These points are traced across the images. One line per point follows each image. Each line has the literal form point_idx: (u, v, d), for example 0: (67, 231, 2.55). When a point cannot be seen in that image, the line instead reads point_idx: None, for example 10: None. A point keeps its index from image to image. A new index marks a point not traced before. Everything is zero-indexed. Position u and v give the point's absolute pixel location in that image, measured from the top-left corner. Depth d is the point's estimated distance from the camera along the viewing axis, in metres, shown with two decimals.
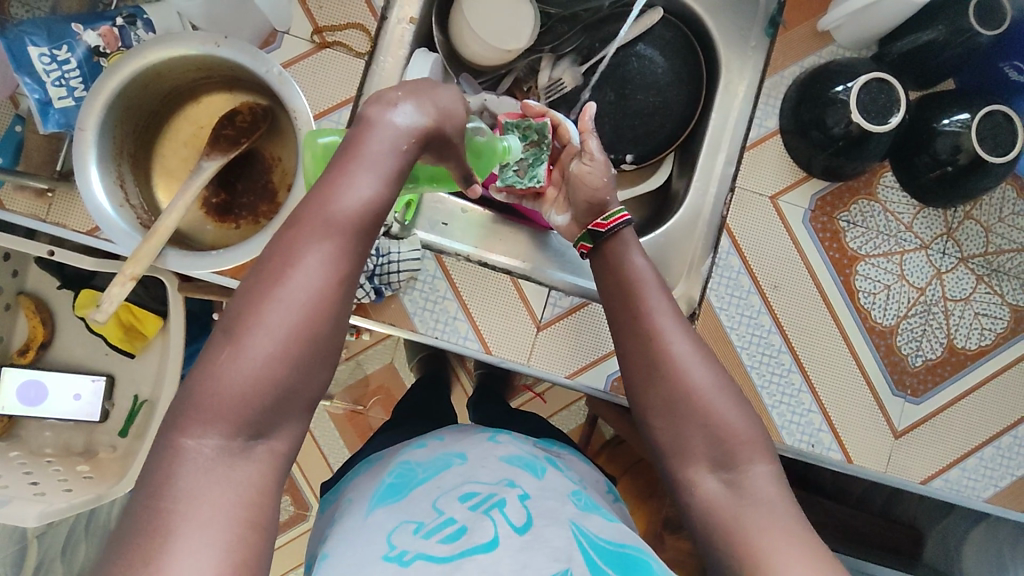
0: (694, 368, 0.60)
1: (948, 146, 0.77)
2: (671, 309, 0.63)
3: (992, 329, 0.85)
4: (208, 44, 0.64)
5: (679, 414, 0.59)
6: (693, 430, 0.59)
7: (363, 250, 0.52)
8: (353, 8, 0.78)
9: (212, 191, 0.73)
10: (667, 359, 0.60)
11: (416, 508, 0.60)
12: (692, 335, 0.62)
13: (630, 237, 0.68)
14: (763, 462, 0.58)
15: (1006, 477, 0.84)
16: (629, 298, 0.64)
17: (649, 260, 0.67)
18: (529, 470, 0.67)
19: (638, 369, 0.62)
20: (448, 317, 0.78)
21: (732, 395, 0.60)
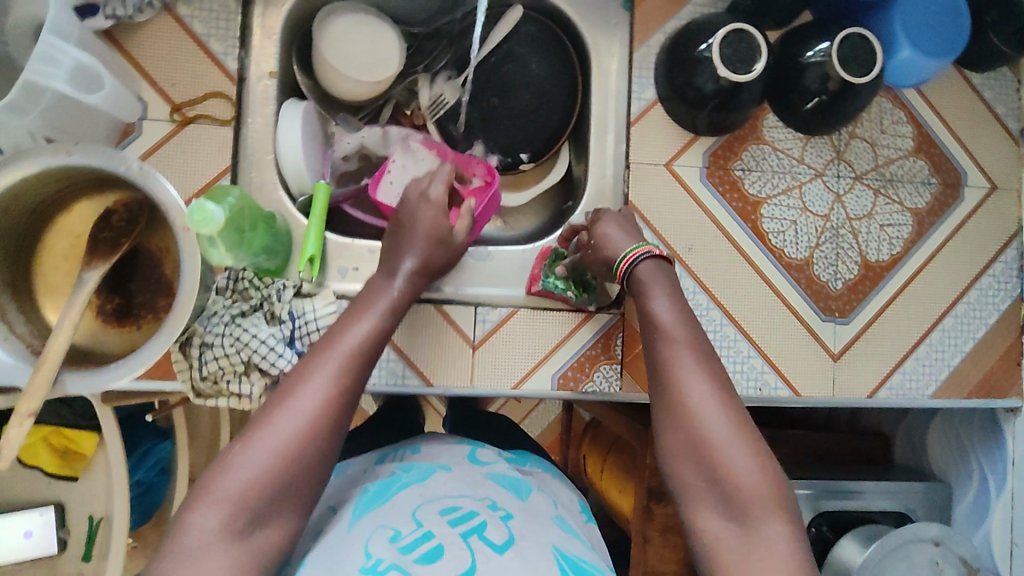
0: (715, 421, 0.59)
1: (817, 77, 0.79)
2: (696, 350, 0.63)
3: (899, 236, 0.88)
4: (58, 154, 0.61)
5: (696, 460, 0.59)
6: (705, 482, 0.58)
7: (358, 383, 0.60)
8: (208, 78, 0.76)
9: (105, 298, 0.72)
10: (688, 406, 0.60)
11: (396, 514, 0.60)
12: (718, 384, 0.61)
13: (652, 266, 0.70)
14: (775, 515, 0.56)
15: (943, 370, 0.89)
16: (655, 343, 0.65)
17: (672, 300, 0.67)
18: (512, 489, 0.68)
19: (657, 410, 0.62)
20: (381, 360, 0.77)
21: (753, 445, 0.59)
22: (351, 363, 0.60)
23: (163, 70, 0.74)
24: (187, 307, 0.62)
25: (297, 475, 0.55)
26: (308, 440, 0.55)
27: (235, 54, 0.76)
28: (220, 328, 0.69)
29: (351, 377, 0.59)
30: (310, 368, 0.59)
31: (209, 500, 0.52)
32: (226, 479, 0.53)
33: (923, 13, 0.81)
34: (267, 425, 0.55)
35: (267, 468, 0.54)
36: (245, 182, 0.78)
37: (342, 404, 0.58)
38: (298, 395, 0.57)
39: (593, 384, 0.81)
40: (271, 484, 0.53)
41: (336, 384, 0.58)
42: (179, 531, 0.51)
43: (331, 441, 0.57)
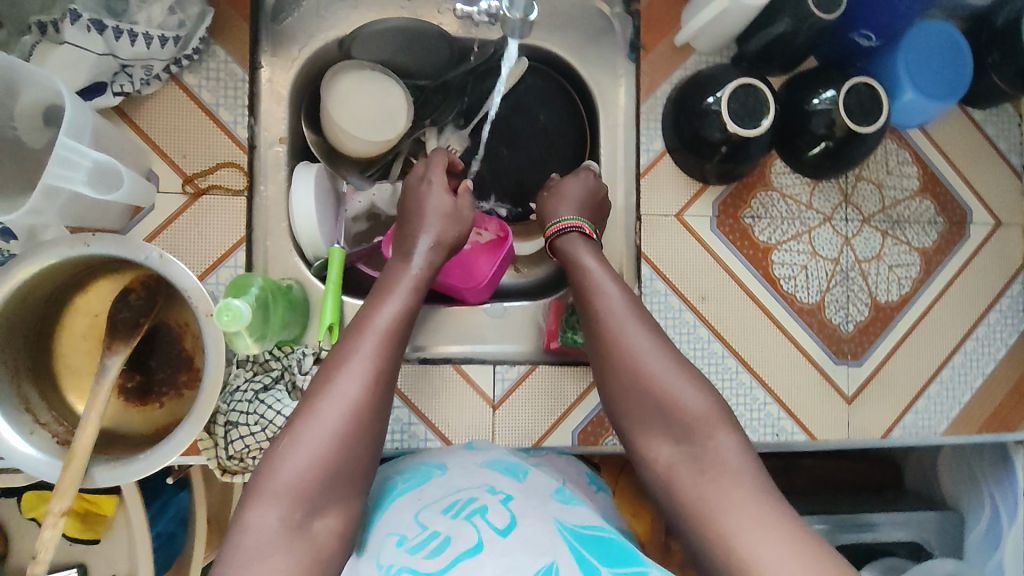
0: (648, 357, 0.63)
1: (824, 123, 0.79)
2: (624, 301, 0.67)
3: (908, 276, 0.89)
4: (78, 245, 0.61)
5: (643, 400, 0.62)
6: (659, 420, 0.61)
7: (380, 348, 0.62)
8: (220, 147, 0.75)
9: (126, 375, 0.72)
10: (623, 352, 0.64)
11: (399, 519, 0.59)
12: (652, 332, 0.65)
13: (580, 237, 0.73)
14: (724, 431, 0.59)
15: (954, 407, 0.90)
16: (588, 298, 0.68)
17: (599, 256, 0.71)
18: (510, 472, 0.66)
19: (599, 366, 0.66)
20: (402, 423, 0.78)
21: (691, 376, 0.63)
22: (388, 340, 0.63)
23: (172, 141, 0.74)
24: (211, 395, 0.63)
25: (347, 458, 0.57)
26: (354, 422, 0.58)
27: (245, 122, 0.76)
28: (245, 406, 0.69)
29: (389, 353, 0.62)
30: (346, 354, 0.61)
31: (268, 494, 0.54)
32: (281, 472, 0.54)
33: (927, 57, 0.81)
34: (312, 414, 0.57)
35: (318, 455, 0.55)
36: (259, 250, 0.78)
37: (381, 385, 0.60)
38: (338, 380, 0.59)
39: (614, 436, 0.82)
40: (324, 471, 0.55)
41: (374, 363, 0.61)
42: (240, 530, 0.52)
43: (376, 422, 0.59)
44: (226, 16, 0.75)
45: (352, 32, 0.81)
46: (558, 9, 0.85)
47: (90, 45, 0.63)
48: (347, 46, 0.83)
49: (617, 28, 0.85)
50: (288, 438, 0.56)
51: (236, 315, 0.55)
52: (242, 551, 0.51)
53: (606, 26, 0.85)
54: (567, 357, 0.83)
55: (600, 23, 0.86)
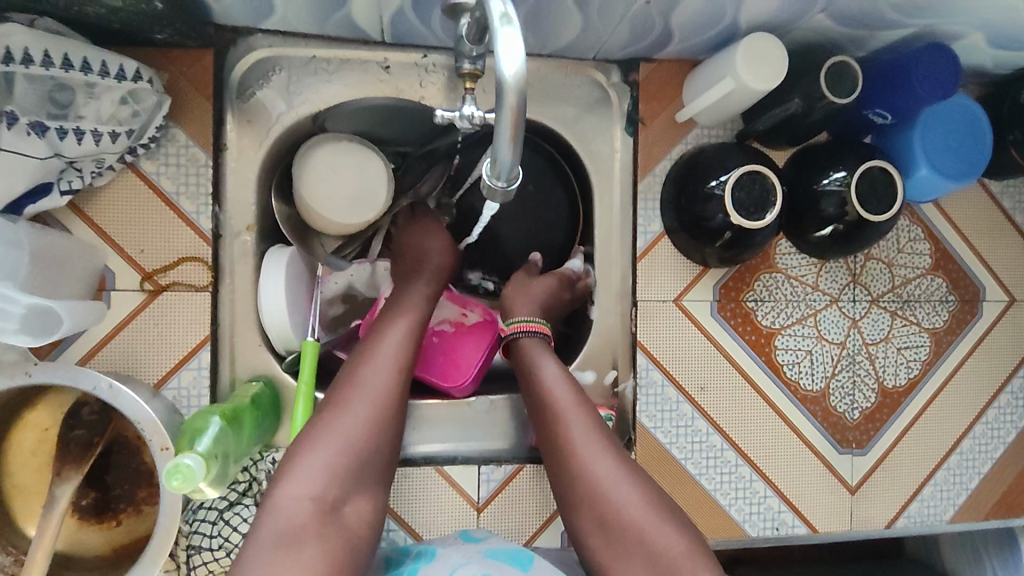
0: (614, 483, 0.57)
1: (834, 205, 0.74)
2: (587, 421, 0.61)
3: (917, 358, 0.85)
4: (18, 375, 0.56)
5: (612, 530, 0.55)
6: (630, 554, 0.53)
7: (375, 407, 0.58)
8: (182, 240, 0.69)
9: (81, 493, 0.66)
10: (588, 480, 0.58)
11: None
12: (619, 453, 0.59)
13: (538, 343, 0.70)
14: (702, 567, 0.51)
15: (961, 494, 0.86)
16: (547, 418, 0.63)
17: (561, 366, 0.67)
18: (514, 561, 0.61)
19: (566, 496, 0.60)
20: (381, 530, 0.73)
21: (664, 511, 0.55)
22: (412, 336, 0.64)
23: (129, 235, 0.68)
24: (171, 526, 0.58)
25: (375, 449, 0.55)
26: (384, 409, 0.57)
27: (209, 211, 0.70)
28: (208, 528, 0.65)
29: (410, 353, 0.63)
30: (369, 349, 0.62)
31: (301, 470, 0.51)
32: (314, 451, 0.53)
33: (943, 135, 0.76)
34: (343, 404, 0.56)
35: (352, 437, 0.54)
36: (226, 346, 0.72)
37: (404, 378, 0.61)
38: (365, 375, 0.59)
39: None
40: (355, 452, 0.54)
41: (400, 360, 0.61)
42: (270, 510, 0.49)
43: (400, 414, 0.59)
44: (187, 96, 0.68)
45: (328, 107, 0.75)
46: (551, 79, 0.78)
47: (30, 149, 0.58)
48: (322, 120, 0.77)
49: (613, 99, 0.80)
50: (322, 418, 0.55)
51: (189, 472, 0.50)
52: (272, 530, 0.48)
53: (601, 97, 0.80)
54: None
55: (596, 92, 0.80)
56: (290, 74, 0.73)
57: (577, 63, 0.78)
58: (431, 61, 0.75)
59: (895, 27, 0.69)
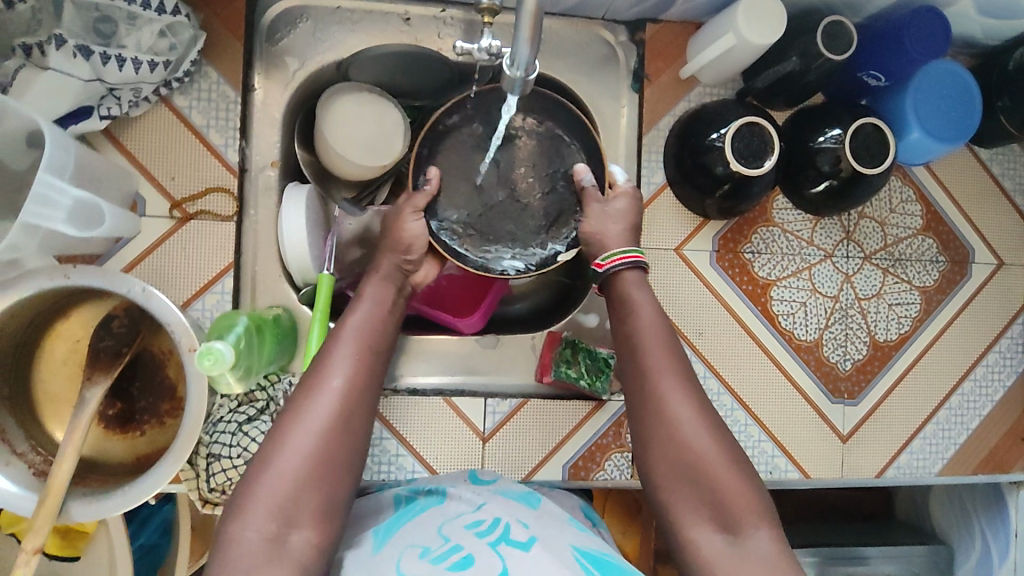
0: (698, 436, 0.60)
1: (829, 161, 0.77)
2: (678, 374, 0.63)
3: (908, 315, 0.88)
4: (58, 277, 0.60)
5: (687, 479, 0.59)
6: (702, 501, 0.58)
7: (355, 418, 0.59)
8: (210, 171, 0.73)
9: (108, 402, 0.70)
10: (675, 431, 0.60)
11: (422, 535, 0.60)
12: (699, 401, 0.62)
13: (635, 277, 0.70)
14: (764, 523, 0.56)
15: (950, 447, 0.89)
16: (636, 358, 0.65)
17: (653, 308, 0.68)
18: (523, 501, 0.67)
19: (641, 438, 0.62)
20: (391, 455, 0.77)
21: (730, 451, 0.60)
22: (363, 343, 0.63)
23: (160, 164, 0.72)
24: (194, 429, 0.62)
25: (328, 466, 0.56)
26: (336, 427, 0.58)
27: (236, 145, 0.74)
28: (228, 438, 0.68)
29: (366, 363, 0.62)
30: (323, 358, 0.61)
31: (253, 496, 0.54)
32: (263, 479, 0.55)
33: (935, 101, 0.79)
34: (292, 427, 0.57)
35: (299, 462, 0.55)
36: (248, 275, 0.76)
37: (358, 391, 0.60)
38: (322, 392, 0.59)
39: (604, 472, 0.80)
40: (305, 476, 0.55)
41: (354, 372, 0.61)
42: (226, 542, 0.53)
43: (361, 421, 0.60)
44: (219, 37, 0.73)
45: (349, 55, 0.79)
46: (562, 36, 0.83)
47: (76, 71, 0.62)
48: (345, 68, 0.81)
49: (620, 57, 0.84)
50: (274, 441, 0.57)
51: (216, 355, 0.54)
52: (231, 560, 0.52)
53: (609, 54, 0.84)
54: (561, 389, 0.82)
55: (603, 51, 0.84)
56: (316, 22, 0.78)
57: (587, 22, 0.83)
58: (449, 15, 0.79)
59: None
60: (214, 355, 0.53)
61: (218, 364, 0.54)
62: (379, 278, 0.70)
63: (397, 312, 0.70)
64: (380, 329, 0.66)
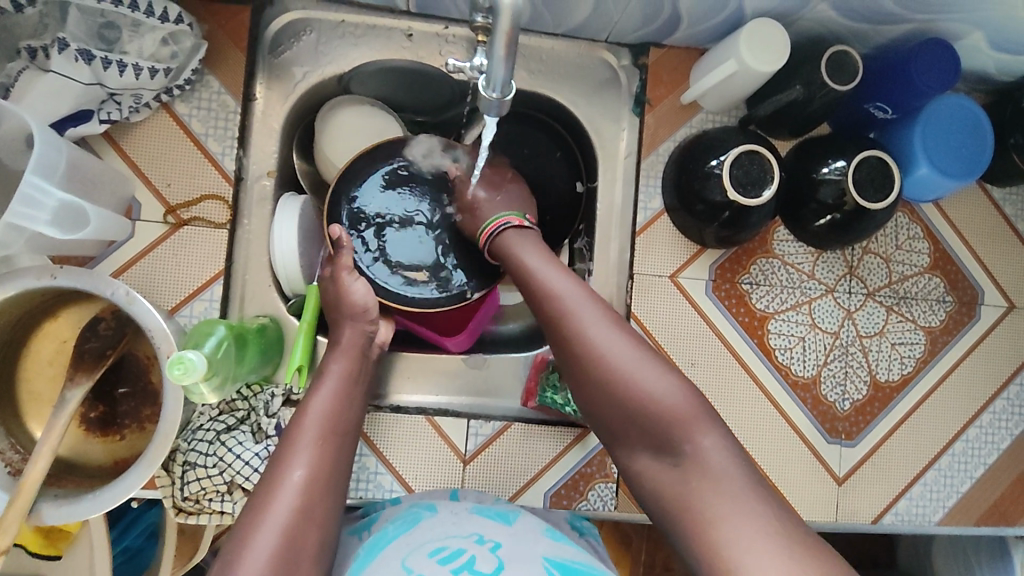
0: (619, 354, 0.59)
1: (831, 193, 0.75)
2: (586, 300, 0.62)
3: (911, 355, 0.85)
4: (43, 277, 0.60)
5: (616, 400, 0.59)
6: (630, 416, 0.59)
7: (317, 509, 0.57)
8: (205, 179, 0.73)
9: (90, 405, 0.70)
10: (596, 357, 0.59)
11: (385, 567, 0.56)
12: (610, 317, 0.61)
13: (517, 235, 0.69)
14: (709, 428, 0.57)
15: (952, 496, 0.85)
16: (537, 296, 0.64)
17: (540, 253, 0.67)
18: (499, 518, 0.64)
19: (571, 372, 0.62)
20: (370, 473, 0.75)
21: (653, 357, 0.60)
22: (331, 423, 0.63)
23: (157, 169, 0.72)
24: (168, 436, 0.61)
25: (303, 554, 0.55)
26: (307, 513, 0.57)
27: (233, 154, 0.74)
28: (204, 447, 0.67)
29: (333, 447, 0.61)
30: (290, 446, 0.60)
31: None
32: (235, 571, 0.52)
33: (943, 135, 0.77)
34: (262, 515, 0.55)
35: (270, 549, 0.54)
36: (238, 283, 0.76)
37: (327, 472, 0.60)
38: (283, 484, 0.57)
39: (588, 501, 0.78)
40: (278, 564, 0.53)
41: (323, 452, 0.60)
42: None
43: (324, 504, 0.58)
44: (222, 46, 0.74)
45: (352, 68, 0.80)
46: (565, 57, 0.84)
47: (75, 73, 0.63)
48: (347, 81, 0.82)
49: (622, 80, 0.84)
50: (240, 538, 0.54)
51: (190, 363, 0.54)
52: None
53: (612, 77, 0.84)
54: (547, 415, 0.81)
55: (606, 73, 0.84)
56: (319, 36, 0.78)
57: (590, 44, 0.83)
58: (452, 32, 0.79)
59: (895, 21, 0.72)
60: (189, 363, 0.53)
61: (191, 373, 0.54)
62: (343, 355, 0.68)
63: (361, 393, 0.68)
64: (346, 409, 0.65)
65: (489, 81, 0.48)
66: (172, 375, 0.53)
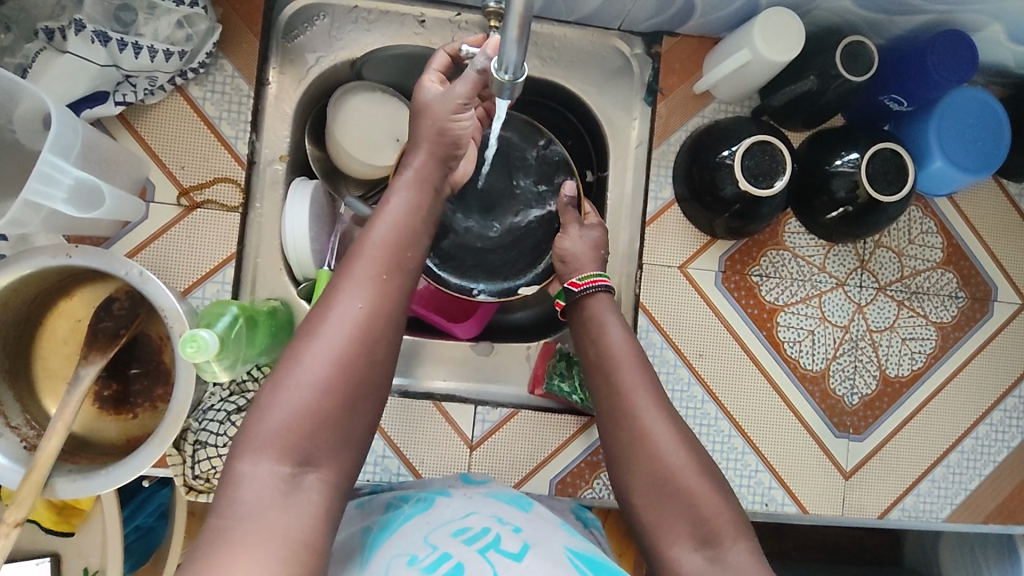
0: (664, 438, 0.59)
1: (845, 186, 0.75)
2: (644, 381, 0.62)
3: (922, 351, 0.85)
4: (59, 255, 0.61)
5: (665, 495, 0.57)
6: (675, 510, 0.57)
7: (370, 354, 0.53)
8: (218, 162, 0.74)
9: (104, 383, 0.71)
10: (645, 436, 0.59)
11: (408, 542, 0.55)
12: (672, 417, 0.61)
13: (606, 301, 0.68)
14: (741, 536, 0.55)
15: (960, 493, 0.84)
16: (606, 371, 0.63)
17: (625, 328, 0.66)
18: (516, 504, 0.63)
19: (620, 458, 0.60)
20: (377, 456, 0.76)
21: (710, 473, 0.58)
22: (388, 262, 0.56)
23: (170, 152, 0.73)
24: (180, 414, 0.62)
25: (341, 408, 0.51)
26: (347, 365, 0.52)
27: (246, 138, 0.75)
28: (215, 426, 0.68)
29: (383, 291, 0.54)
30: (340, 286, 0.54)
31: (259, 434, 0.49)
32: (267, 418, 0.50)
33: (959, 126, 0.76)
34: (297, 363, 0.51)
35: (305, 402, 0.50)
36: (249, 267, 0.77)
37: (381, 315, 0.54)
38: (331, 322, 0.53)
39: (593, 490, 0.79)
40: (314, 414, 0.50)
41: (374, 298, 0.54)
42: (232, 482, 0.48)
43: (379, 351, 0.53)
44: (235, 30, 0.74)
45: (364, 54, 0.80)
46: (577, 45, 0.84)
47: (92, 55, 0.64)
48: (359, 68, 0.83)
49: (635, 69, 0.84)
50: (284, 373, 0.51)
51: (204, 342, 0.54)
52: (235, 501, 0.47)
53: (624, 66, 0.84)
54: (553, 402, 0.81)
55: (618, 62, 0.84)
56: (332, 21, 0.79)
57: (603, 32, 0.83)
58: (464, 19, 0.79)
59: (912, 11, 0.71)
60: (203, 343, 0.54)
61: (204, 353, 0.55)
62: (406, 188, 0.60)
63: (427, 229, 0.60)
64: (409, 246, 0.57)
65: (503, 65, 0.48)
66: (185, 352, 0.54)
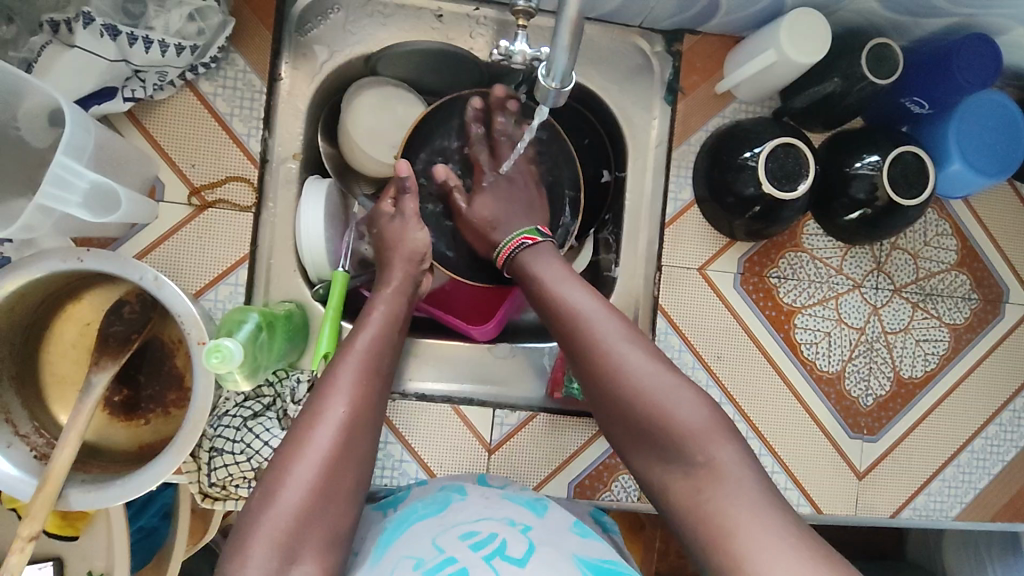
0: (642, 370, 0.58)
1: (864, 188, 0.74)
2: (593, 307, 0.61)
3: (935, 352, 0.85)
4: (70, 259, 0.58)
5: (640, 416, 0.57)
6: (653, 429, 0.57)
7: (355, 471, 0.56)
8: (230, 160, 0.71)
9: (114, 389, 0.69)
10: (604, 361, 0.59)
11: (418, 545, 0.55)
12: (627, 332, 0.60)
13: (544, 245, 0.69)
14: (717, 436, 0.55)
15: (970, 492, 0.85)
16: (550, 303, 0.63)
17: (559, 263, 0.66)
18: (529, 507, 0.62)
19: (589, 389, 0.60)
20: (395, 461, 0.75)
21: (676, 380, 0.58)
22: (371, 364, 0.60)
23: (181, 149, 0.70)
24: (197, 424, 0.60)
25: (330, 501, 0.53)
26: (336, 463, 0.54)
27: (259, 136, 0.72)
28: (231, 433, 0.66)
29: (372, 386, 0.59)
30: (330, 383, 0.58)
31: (258, 535, 0.51)
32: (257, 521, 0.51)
33: (978, 130, 0.75)
34: (293, 462, 0.53)
35: (294, 503, 0.52)
36: (262, 268, 0.74)
37: (369, 414, 0.58)
38: (319, 427, 0.55)
39: (611, 492, 0.78)
40: (303, 511, 0.52)
41: (358, 400, 0.57)
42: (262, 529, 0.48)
43: (361, 452, 0.56)
44: (248, 23, 0.71)
45: (380, 49, 0.78)
46: (597, 43, 0.82)
47: (101, 49, 0.61)
48: (373, 63, 0.80)
49: (655, 68, 0.82)
50: (278, 472, 0.53)
51: (228, 350, 0.53)
52: None
53: (644, 64, 0.83)
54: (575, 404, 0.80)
55: (638, 60, 0.83)
56: (347, 14, 0.76)
57: (623, 29, 0.81)
58: (483, 14, 0.77)
59: (938, 14, 0.71)
60: (226, 353, 0.53)
61: (227, 362, 0.53)
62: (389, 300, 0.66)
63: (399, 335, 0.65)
64: (386, 358, 0.62)
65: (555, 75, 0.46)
66: (209, 361, 0.52)
